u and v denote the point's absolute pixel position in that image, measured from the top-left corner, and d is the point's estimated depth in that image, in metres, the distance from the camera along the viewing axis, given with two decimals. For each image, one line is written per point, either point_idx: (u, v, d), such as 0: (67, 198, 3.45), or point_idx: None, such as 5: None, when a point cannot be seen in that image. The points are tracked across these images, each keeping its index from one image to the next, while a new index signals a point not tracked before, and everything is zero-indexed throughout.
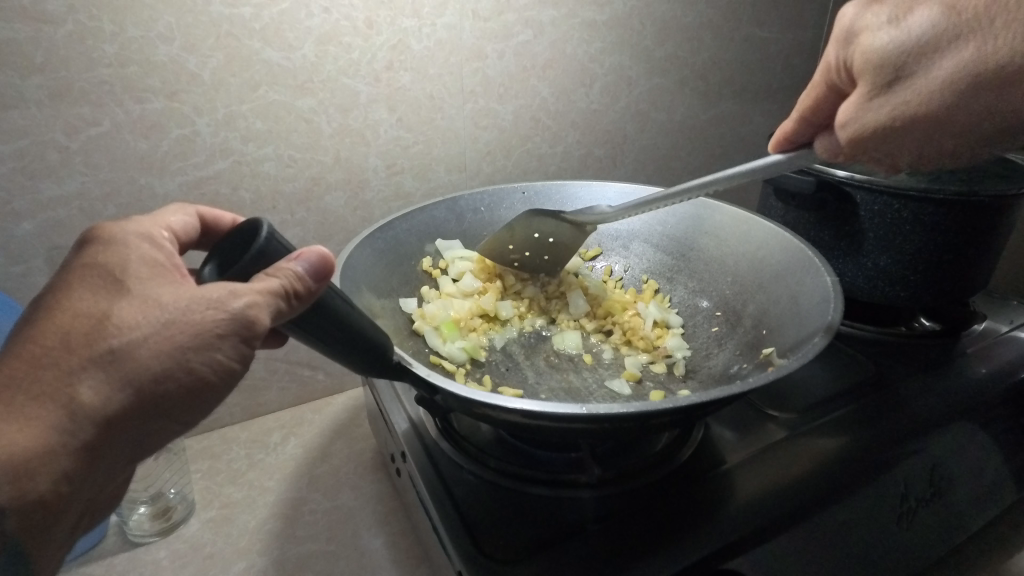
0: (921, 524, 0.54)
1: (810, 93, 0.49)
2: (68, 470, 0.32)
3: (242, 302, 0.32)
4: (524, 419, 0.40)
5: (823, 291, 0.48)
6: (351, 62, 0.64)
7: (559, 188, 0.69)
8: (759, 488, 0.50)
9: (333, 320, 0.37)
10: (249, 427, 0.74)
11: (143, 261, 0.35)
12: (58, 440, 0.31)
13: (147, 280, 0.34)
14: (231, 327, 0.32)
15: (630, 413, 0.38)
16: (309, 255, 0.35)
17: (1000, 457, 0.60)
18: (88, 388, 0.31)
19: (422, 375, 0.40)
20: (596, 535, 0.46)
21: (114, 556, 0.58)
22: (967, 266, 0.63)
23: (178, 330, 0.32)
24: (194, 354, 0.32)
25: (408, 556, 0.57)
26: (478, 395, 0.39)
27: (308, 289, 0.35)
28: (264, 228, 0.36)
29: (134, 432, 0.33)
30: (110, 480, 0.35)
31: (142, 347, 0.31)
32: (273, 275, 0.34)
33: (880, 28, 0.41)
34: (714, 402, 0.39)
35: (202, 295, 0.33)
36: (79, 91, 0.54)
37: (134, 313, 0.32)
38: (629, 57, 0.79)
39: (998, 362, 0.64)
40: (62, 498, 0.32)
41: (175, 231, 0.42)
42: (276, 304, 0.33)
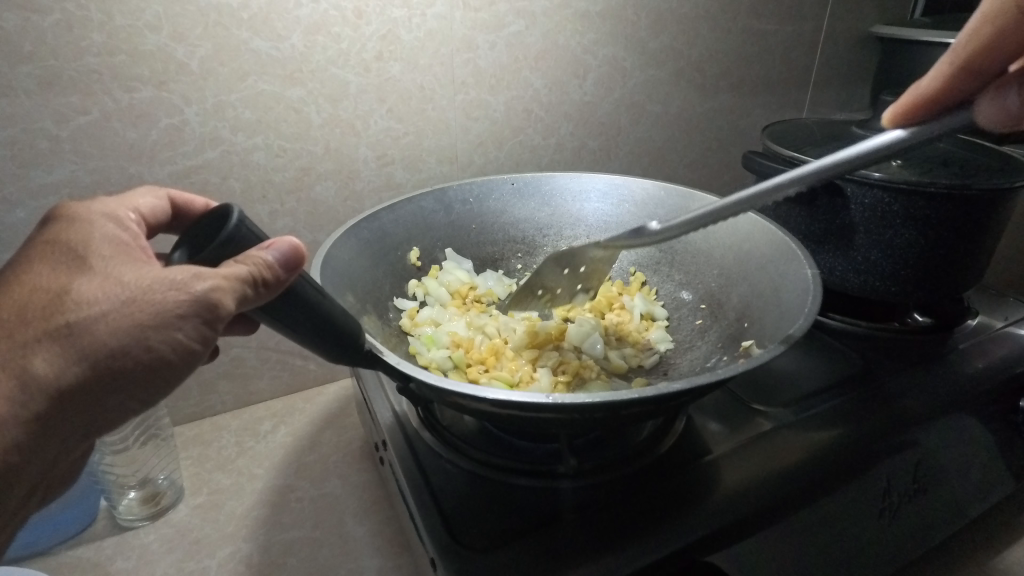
0: (904, 519, 0.54)
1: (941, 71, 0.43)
2: (20, 439, 0.32)
3: (205, 285, 0.33)
4: (496, 408, 0.40)
5: (804, 284, 0.47)
6: (341, 52, 0.64)
7: (548, 179, 0.68)
8: (740, 480, 0.49)
9: (306, 309, 0.38)
10: (240, 415, 0.75)
11: (107, 240, 0.36)
12: (9, 409, 0.32)
13: (109, 259, 0.34)
14: (193, 308, 0.32)
15: (598, 402, 0.38)
16: (282, 245, 0.35)
17: (987, 453, 0.59)
18: (42, 360, 0.32)
19: (392, 364, 0.41)
20: (573, 525, 0.46)
21: (103, 540, 0.59)
22: (960, 261, 0.62)
23: (136, 309, 0.32)
24: (153, 333, 0.32)
25: (391, 544, 0.58)
26: (447, 384, 0.39)
27: (277, 279, 0.35)
28: (235, 214, 0.36)
29: (87, 406, 0.33)
30: (65, 454, 0.35)
31: (99, 323, 0.32)
32: (241, 262, 0.34)
33: None
34: (685, 393, 0.39)
35: (164, 276, 0.33)
36: (68, 80, 0.54)
37: (92, 290, 0.33)
38: (623, 48, 0.79)
39: (992, 357, 0.63)
40: (16, 465, 0.33)
41: (143, 213, 0.43)
42: (241, 290, 0.33)
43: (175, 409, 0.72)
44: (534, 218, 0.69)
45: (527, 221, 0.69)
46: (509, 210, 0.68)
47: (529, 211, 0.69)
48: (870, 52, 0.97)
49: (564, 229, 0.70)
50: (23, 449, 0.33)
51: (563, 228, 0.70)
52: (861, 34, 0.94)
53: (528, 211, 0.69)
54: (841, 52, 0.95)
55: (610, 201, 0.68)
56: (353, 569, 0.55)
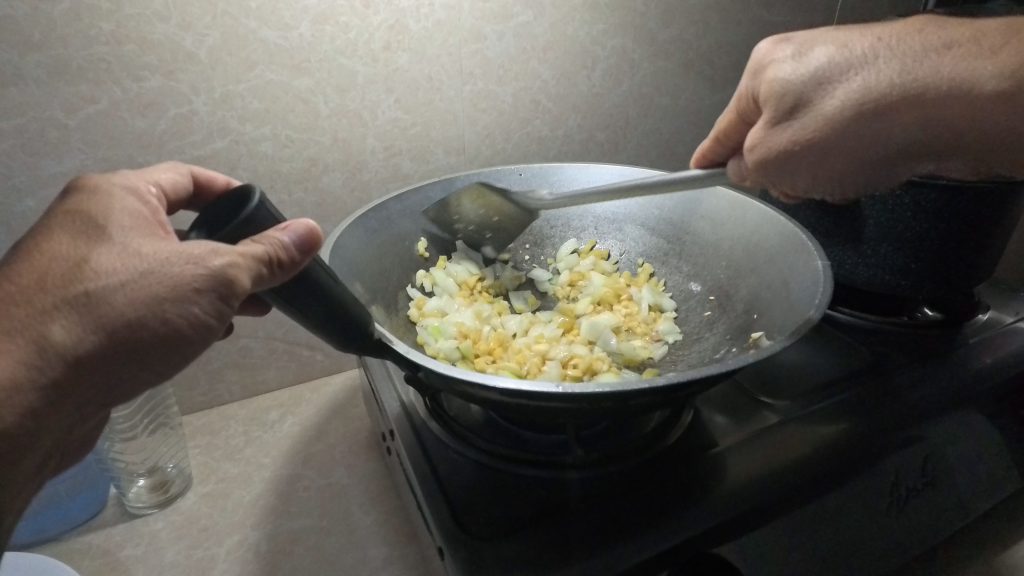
0: (911, 513, 0.54)
1: (725, 118, 0.52)
2: (36, 404, 0.32)
3: (223, 261, 0.33)
4: (504, 397, 0.40)
5: (814, 275, 0.47)
6: (349, 42, 0.63)
7: (556, 169, 0.68)
8: (748, 472, 0.49)
9: (320, 293, 0.38)
10: (248, 404, 0.75)
11: (127, 212, 0.36)
12: (26, 374, 0.32)
13: (129, 231, 0.35)
14: (210, 283, 0.33)
15: (607, 391, 0.37)
16: (298, 227, 0.36)
17: (996, 449, 0.59)
18: (60, 328, 0.32)
19: (401, 352, 0.41)
20: (579, 515, 0.46)
21: (113, 526, 0.59)
22: (972, 254, 0.62)
23: (155, 281, 0.32)
24: (171, 306, 0.33)
25: (397, 533, 0.58)
26: (456, 372, 0.39)
27: (292, 259, 0.35)
28: (255, 197, 0.36)
29: (102, 376, 0.33)
30: (79, 423, 0.35)
31: (118, 293, 0.32)
32: (258, 241, 0.34)
33: (785, 61, 0.44)
34: (695, 382, 0.39)
35: (182, 250, 0.33)
36: (77, 69, 0.54)
37: (112, 261, 0.33)
38: (631, 39, 0.78)
39: (1001, 352, 0.62)
40: (32, 433, 0.33)
41: (163, 188, 0.43)
42: (257, 269, 0.34)
43: (184, 398, 0.72)
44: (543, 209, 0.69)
45: None
46: None
47: None
48: None
49: (572, 220, 0.70)
50: (39, 415, 0.33)
51: (570, 220, 0.70)
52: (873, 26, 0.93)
53: None
54: None
55: (620, 193, 0.68)
56: (360, 557, 0.56)
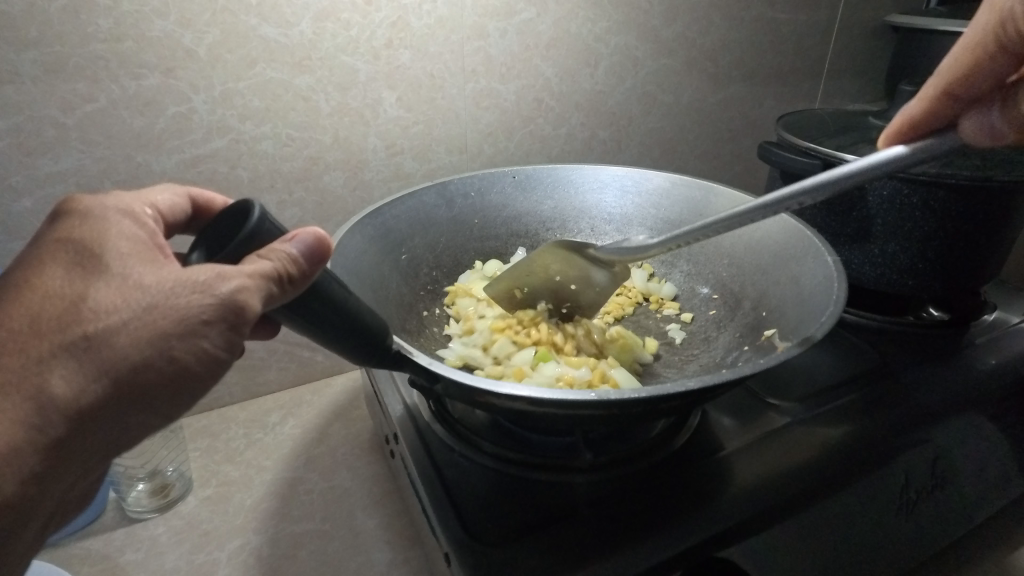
0: (923, 515, 0.53)
1: (966, 59, 0.42)
2: (36, 468, 0.31)
3: (231, 286, 0.32)
4: (528, 407, 0.38)
5: (826, 271, 0.46)
6: (350, 40, 0.63)
7: (550, 171, 0.68)
8: (757, 475, 0.49)
9: (330, 307, 0.36)
10: (248, 407, 0.74)
11: (124, 237, 0.34)
12: (26, 435, 0.30)
13: (126, 258, 0.33)
14: (219, 312, 0.31)
15: (640, 397, 0.36)
16: (303, 237, 0.34)
17: (1004, 450, 0.58)
18: (60, 378, 0.31)
19: (423, 364, 0.39)
20: (589, 519, 0.45)
21: (112, 532, 0.58)
22: (980, 254, 0.61)
23: (160, 316, 0.31)
24: (177, 342, 0.31)
25: (401, 537, 0.57)
26: (481, 382, 0.37)
27: (302, 272, 0.34)
28: (257, 209, 0.35)
29: (107, 427, 0.32)
30: (83, 478, 0.34)
31: (118, 334, 0.31)
32: (265, 258, 0.33)
33: (1022, 15, 0.39)
34: (724, 385, 0.38)
35: (188, 277, 0.32)
36: (74, 66, 0.53)
37: (112, 297, 0.31)
38: (635, 37, 0.78)
39: (1008, 353, 0.62)
40: (32, 498, 0.32)
41: (160, 209, 0.42)
42: (266, 288, 0.33)
43: None
44: (538, 210, 0.68)
45: (530, 213, 0.68)
46: (511, 204, 0.67)
47: (532, 203, 0.68)
48: (884, 43, 0.96)
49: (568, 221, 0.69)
50: (40, 479, 0.32)
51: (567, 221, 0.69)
52: (875, 23, 0.93)
53: (531, 204, 0.68)
54: (855, 41, 0.93)
55: (614, 193, 0.68)
56: (363, 562, 0.55)
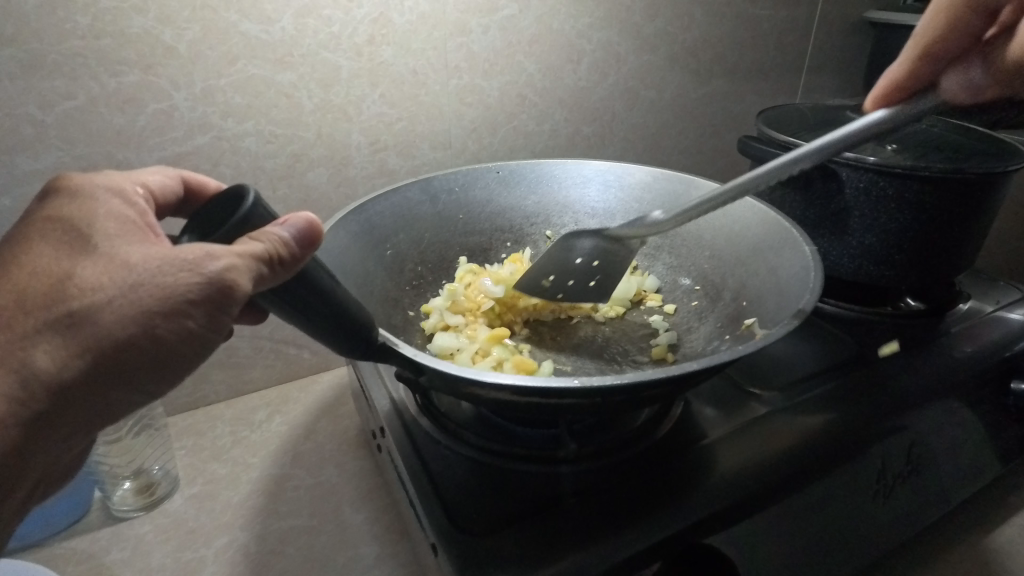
0: (898, 500, 0.54)
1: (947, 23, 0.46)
2: (19, 439, 0.31)
3: (220, 265, 0.31)
4: (511, 397, 0.38)
5: (803, 261, 0.47)
6: (332, 36, 0.63)
7: (534, 166, 0.68)
8: (738, 462, 0.50)
9: (317, 296, 0.36)
10: (234, 404, 0.74)
11: (112, 216, 0.35)
12: (10, 409, 0.31)
13: (114, 236, 0.33)
14: (205, 291, 0.31)
15: (624, 384, 0.36)
16: (295, 223, 0.35)
17: (977, 436, 0.60)
18: (44, 353, 0.31)
19: (408, 356, 0.39)
20: (573, 507, 0.46)
21: (97, 531, 0.58)
22: (955, 244, 0.63)
23: (144, 293, 0.31)
24: (163, 321, 0.31)
25: (389, 531, 0.58)
26: (466, 373, 0.37)
27: (292, 255, 0.34)
28: (250, 196, 0.35)
29: (90, 405, 0.32)
30: (67, 452, 0.34)
31: (103, 311, 0.31)
32: (256, 240, 0.33)
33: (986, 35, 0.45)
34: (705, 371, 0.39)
35: (176, 257, 0.32)
36: (52, 63, 0.53)
37: (97, 274, 0.31)
38: (617, 33, 0.78)
39: (982, 341, 0.63)
40: (15, 470, 0.32)
41: (152, 189, 0.42)
42: (256, 268, 0.32)
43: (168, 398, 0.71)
44: (521, 207, 0.69)
45: (514, 209, 0.68)
46: (495, 199, 0.68)
47: (516, 199, 0.68)
48: (862, 38, 0.97)
49: (552, 216, 0.70)
50: (23, 451, 0.32)
51: (551, 216, 0.70)
52: (853, 20, 0.94)
53: (514, 199, 0.68)
54: (834, 37, 0.94)
55: (597, 187, 0.68)
56: (350, 556, 0.55)
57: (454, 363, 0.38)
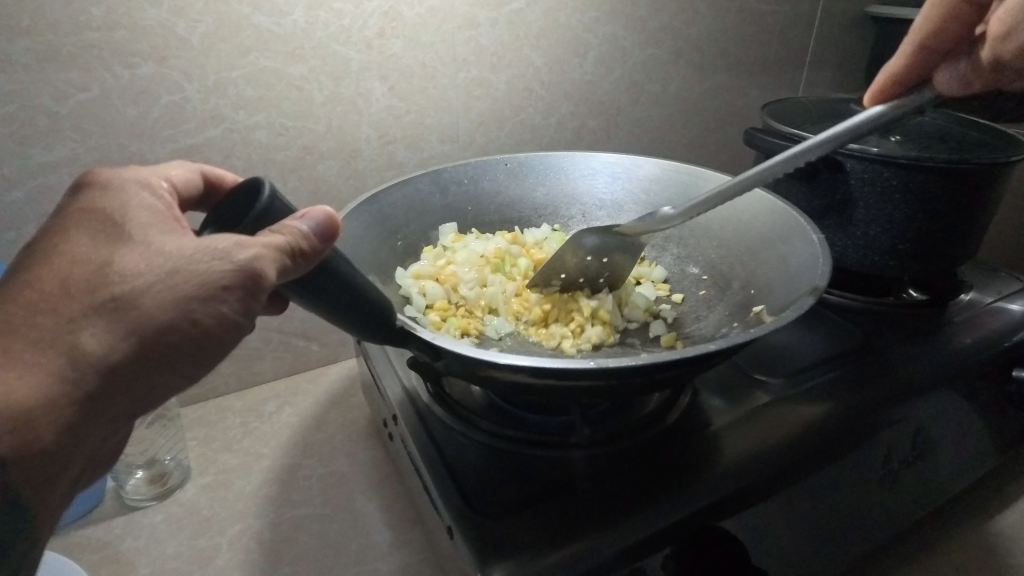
0: (903, 485, 0.55)
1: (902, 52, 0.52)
2: (71, 420, 0.31)
3: (248, 254, 0.32)
4: (527, 379, 0.39)
5: (812, 250, 0.48)
6: (342, 29, 0.63)
7: (541, 159, 0.68)
8: (746, 448, 0.50)
9: (338, 283, 0.37)
10: (244, 396, 0.75)
11: (142, 207, 0.35)
12: (62, 389, 0.31)
13: (149, 226, 0.34)
14: (238, 278, 0.32)
15: (639, 365, 0.37)
16: (315, 216, 0.35)
17: (979, 422, 0.61)
18: (91, 336, 0.31)
19: (426, 339, 0.40)
20: (586, 491, 0.46)
21: (112, 520, 0.59)
22: (959, 234, 0.64)
23: (182, 279, 0.31)
24: (201, 305, 0.32)
25: (401, 519, 0.58)
26: (485, 355, 0.38)
27: (314, 248, 0.35)
28: (267, 187, 0.36)
29: (136, 385, 0.32)
30: (114, 435, 0.34)
31: (145, 296, 0.31)
32: (278, 232, 0.33)
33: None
34: (718, 354, 0.39)
35: (207, 245, 0.32)
36: (67, 55, 0.53)
37: (135, 261, 0.32)
38: (622, 27, 0.79)
39: (985, 330, 0.64)
40: (66, 451, 0.32)
41: (175, 184, 0.42)
42: (281, 260, 0.33)
43: None
44: (529, 198, 0.70)
45: (522, 200, 0.69)
46: (503, 190, 0.68)
47: (524, 190, 0.69)
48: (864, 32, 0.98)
49: (560, 207, 0.70)
50: (74, 432, 0.32)
51: (559, 207, 0.70)
52: (854, 15, 0.96)
53: (523, 189, 0.69)
54: (835, 32, 0.95)
55: (604, 179, 0.69)
56: (364, 543, 0.56)
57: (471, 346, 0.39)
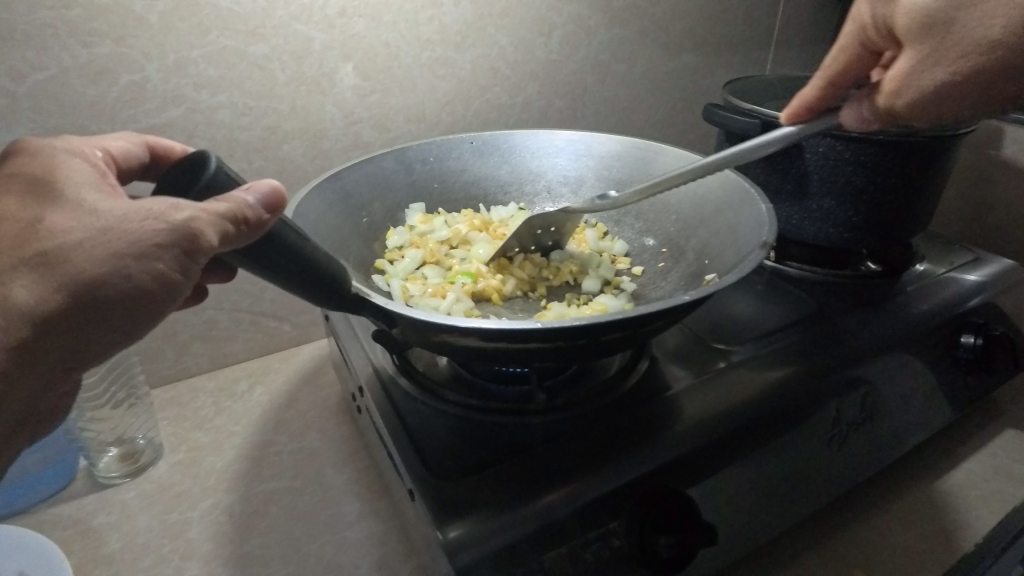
0: (853, 445, 0.57)
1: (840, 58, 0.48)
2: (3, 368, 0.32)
3: (184, 215, 0.33)
4: (480, 342, 0.40)
5: (758, 217, 0.50)
6: (303, 8, 0.63)
7: (506, 137, 0.69)
8: (700, 411, 0.52)
9: (288, 254, 0.37)
10: (216, 376, 0.76)
11: (74, 171, 0.36)
12: None
13: (80, 188, 0.34)
14: (173, 238, 0.33)
15: (586, 325, 0.38)
16: (261, 188, 0.35)
17: (929, 385, 0.64)
18: (20, 288, 0.31)
19: (380, 305, 0.41)
20: (544, 453, 0.48)
21: (82, 497, 0.59)
22: (911, 205, 0.65)
23: (115, 237, 0.32)
24: (133, 262, 0.33)
25: (370, 490, 0.60)
26: (436, 318, 0.39)
27: (258, 218, 0.35)
28: (212, 161, 0.37)
29: (70, 337, 0.33)
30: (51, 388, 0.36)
31: (76, 251, 0.32)
32: (221, 200, 0.34)
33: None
34: (661, 314, 0.41)
35: (142, 207, 0.33)
36: (22, 34, 0.53)
37: (65, 219, 0.33)
38: (587, 6, 0.80)
39: (936, 298, 0.67)
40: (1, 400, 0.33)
41: (112, 154, 0.43)
42: (222, 226, 0.34)
43: (150, 370, 0.72)
44: (495, 176, 0.71)
45: (487, 178, 0.70)
46: (469, 168, 0.69)
47: (489, 168, 0.70)
48: (828, 12, 1.00)
49: (526, 184, 0.71)
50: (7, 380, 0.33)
51: (524, 184, 0.71)
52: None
53: (488, 168, 0.70)
54: (798, 12, 0.97)
55: (568, 156, 0.70)
56: (333, 513, 0.57)
57: (425, 311, 0.40)
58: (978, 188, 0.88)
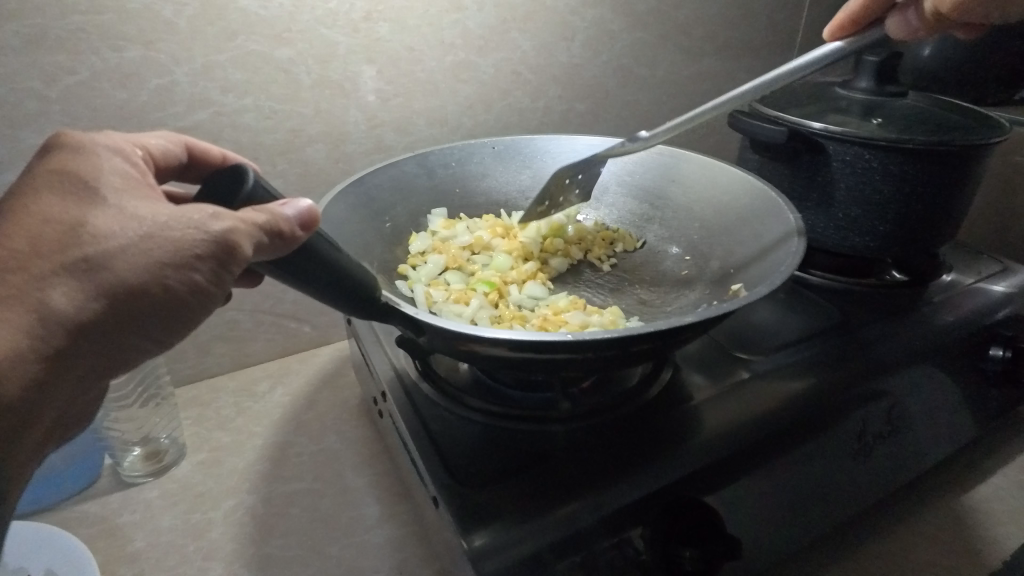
0: (877, 458, 0.57)
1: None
2: (39, 375, 0.32)
3: (223, 226, 0.33)
4: (507, 352, 0.40)
5: (786, 228, 0.49)
6: (328, 12, 0.64)
7: (528, 142, 0.69)
8: (723, 421, 0.51)
9: (320, 265, 0.38)
10: (237, 376, 0.76)
11: (116, 172, 0.36)
12: (31, 344, 0.32)
13: (122, 192, 0.35)
14: (211, 249, 0.33)
15: (613, 337, 0.38)
16: (297, 203, 0.36)
17: (955, 397, 0.63)
18: (61, 294, 0.32)
19: (409, 314, 0.41)
20: (566, 462, 0.48)
21: (107, 495, 0.60)
22: (938, 215, 0.64)
23: (156, 245, 0.33)
24: (172, 271, 0.33)
25: (390, 493, 0.60)
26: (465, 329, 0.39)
27: (292, 233, 0.35)
28: (251, 173, 0.37)
29: (105, 344, 0.34)
30: (81, 395, 0.36)
31: (118, 258, 0.32)
32: (256, 211, 0.34)
33: None
34: (689, 327, 0.40)
35: (183, 215, 0.34)
36: (54, 39, 0.54)
37: (108, 223, 0.33)
38: (610, 10, 0.79)
39: (965, 309, 0.65)
40: (35, 405, 0.33)
41: (152, 152, 0.43)
42: (256, 237, 0.34)
43: (172, 370, 0.73)
44: (515, 182, 0.71)
45: (508, 183, 0.70)
46: (490, 173, 0.70)
47: (509, 173, 0.70)
48: None
49: None
50: (42, 387, 0.33)
51: None
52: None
53: (509, 173, 0.70)
54: (823, 15, 0.96)
55: None
56: (354, 516, 0.58)
57: (452, 321, 0.40)
58: (1007, 196, 0.86)
